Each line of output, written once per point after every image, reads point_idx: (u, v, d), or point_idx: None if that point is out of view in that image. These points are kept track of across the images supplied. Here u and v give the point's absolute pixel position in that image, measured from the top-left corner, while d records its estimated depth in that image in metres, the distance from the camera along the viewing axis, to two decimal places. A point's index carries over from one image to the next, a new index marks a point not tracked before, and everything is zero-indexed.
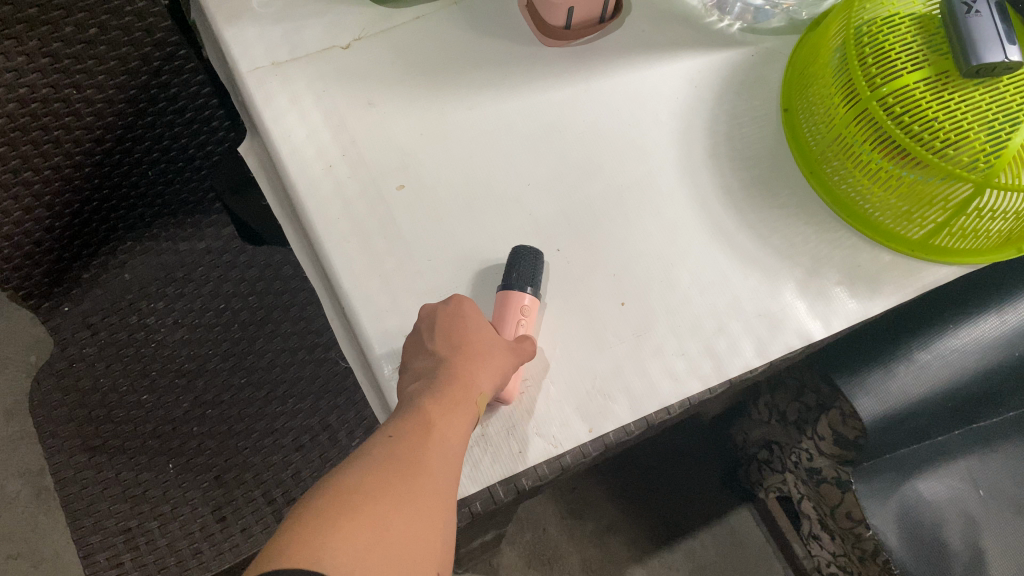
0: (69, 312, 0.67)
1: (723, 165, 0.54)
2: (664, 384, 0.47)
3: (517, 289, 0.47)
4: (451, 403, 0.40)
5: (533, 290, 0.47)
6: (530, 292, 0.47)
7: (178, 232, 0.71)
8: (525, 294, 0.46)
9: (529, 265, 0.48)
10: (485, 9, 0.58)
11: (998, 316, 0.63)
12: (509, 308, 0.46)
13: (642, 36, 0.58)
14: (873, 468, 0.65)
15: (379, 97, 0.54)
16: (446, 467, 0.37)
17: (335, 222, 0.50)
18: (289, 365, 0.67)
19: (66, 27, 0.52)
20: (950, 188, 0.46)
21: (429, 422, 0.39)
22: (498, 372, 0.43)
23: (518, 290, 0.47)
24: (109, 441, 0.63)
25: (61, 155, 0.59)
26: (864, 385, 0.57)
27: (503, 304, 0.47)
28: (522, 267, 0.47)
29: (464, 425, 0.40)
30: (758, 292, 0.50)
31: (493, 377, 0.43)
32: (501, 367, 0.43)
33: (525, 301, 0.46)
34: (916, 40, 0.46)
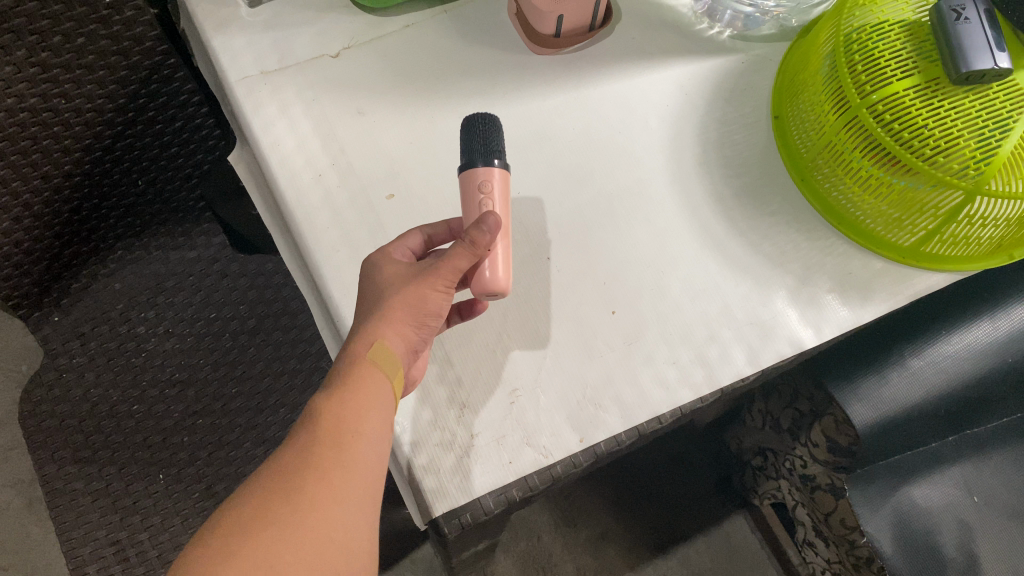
0: (58, 321, 0.66)
1: (714, 173, 0.54)
2: (655, 393, 0.47)
3: (481, 164, 0.42)
4: (345, 368, 0.38)
5: (501, 162, 0.43)
6: (493, 166, 0.42)
7: (168, 241, 0.70)
8: (492, 169, 0.42)
9: (492, 142, 0.44)
10: (475, 17, 0.58)
11: (990, 322, 0.62)
12: (467, 188, 0.42)
13: (632, 44, 0.58)
14: (869, 474, 0.64)
15: (369, 106, 0.54)
16: (350, 458, 0.35)
17: (324, 232, 0.50)
18: (281, 375, 0.66)
19: (54, 36, 0.52)
20: (941, 195, 0.46)
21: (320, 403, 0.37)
22: (407, 307, 0.41)
23: (483, 165, 0.42)
24: (99, 452, 0.62)
25: (50, 164, 0.59)
26: (856, 392, 0.57)
27: (463, 184, 0.43)
28: (483, 142, 0.44)
29: (370, 387, 0.38)
30: (750, 299, 0.50)
31: (398, 318, 0.40)
32: (410, 299, 0.41)
33: (483, 176, 0.42)
34: (905, 47, 0.46)
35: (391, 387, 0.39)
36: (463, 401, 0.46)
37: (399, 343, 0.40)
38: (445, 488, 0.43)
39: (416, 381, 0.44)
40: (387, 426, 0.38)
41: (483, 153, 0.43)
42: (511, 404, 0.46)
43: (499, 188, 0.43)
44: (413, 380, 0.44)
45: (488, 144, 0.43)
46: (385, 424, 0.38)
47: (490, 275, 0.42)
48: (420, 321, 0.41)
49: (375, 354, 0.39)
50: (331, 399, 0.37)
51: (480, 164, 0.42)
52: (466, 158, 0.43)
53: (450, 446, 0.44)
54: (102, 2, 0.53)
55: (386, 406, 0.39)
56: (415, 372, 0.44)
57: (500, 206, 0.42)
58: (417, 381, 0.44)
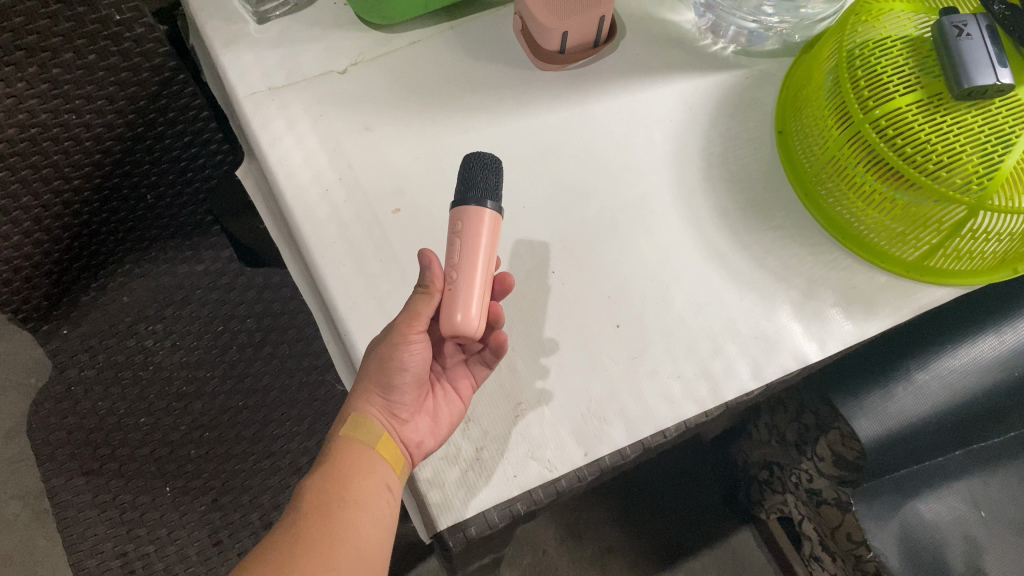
0: (68, 334, 0.67)
1: (718, 187, 0.54)
2: (659, 407, 0.47)
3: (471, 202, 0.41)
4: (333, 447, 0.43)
5: (494, 205, 0.41)
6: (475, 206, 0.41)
7: (177, 255, 0.71)
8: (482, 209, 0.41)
9: (479, 177, 0.42)
10: (480, 33, 0.59)
11: (996, 336, 0.63)
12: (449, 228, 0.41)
13: (636, 59, 0.58)
14: (875, 489, 0.64)
15: (375, 121, 0.55)
16: (337, 527, 0.39)
17: (331, 246, 0.50)
18: (287, 389, 0.67)
19: (65, 53, 0.53)
20: (944, 209, 0.46)
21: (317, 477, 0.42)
22: (374, 374, 0.44)
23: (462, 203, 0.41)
24: (106, 464, 0.62)
25: (60, 180, 0.59)
26: (862, 406, 0.57)
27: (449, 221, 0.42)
28: (483, 179, 0.42)
29: (349, 461, 0.42)
30: (754, 313, 0.50)
31: (367, 389, 0.44)
32: (371, 367, 0.44)
33: (462, 215, 0.41)
34: (908, 63, 0.47)
35: (373, 454, 0.42)
36: (468, 415, 0.46)
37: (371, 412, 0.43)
38: (449, 502, 0.43)
39: (424, 442, 0.43)
40: (373, 491, 0.41)
41: (477, 191, 0.42)
42: (516, 418, 0.46)
43: (485, 230, 0.41)
44: (421, 441, 0.43)
45: (486, 183, 0.42)
46: (371, 490, 0.41)
47: (460, 317, 0.40)
48: (390, 385, 0.44)
49: (349, 427, 0.43)
50: (318, 477, 0.41)
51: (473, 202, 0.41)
52: (460, 194, 0.42)
53: (455, 459, 0.45)
54: (113, 19, 0.54)
55: (371, 473, 0.42)
56: (420, 433, 0.44)
57: (473, 245, 0.41)
58: (429, 444, 0.43)
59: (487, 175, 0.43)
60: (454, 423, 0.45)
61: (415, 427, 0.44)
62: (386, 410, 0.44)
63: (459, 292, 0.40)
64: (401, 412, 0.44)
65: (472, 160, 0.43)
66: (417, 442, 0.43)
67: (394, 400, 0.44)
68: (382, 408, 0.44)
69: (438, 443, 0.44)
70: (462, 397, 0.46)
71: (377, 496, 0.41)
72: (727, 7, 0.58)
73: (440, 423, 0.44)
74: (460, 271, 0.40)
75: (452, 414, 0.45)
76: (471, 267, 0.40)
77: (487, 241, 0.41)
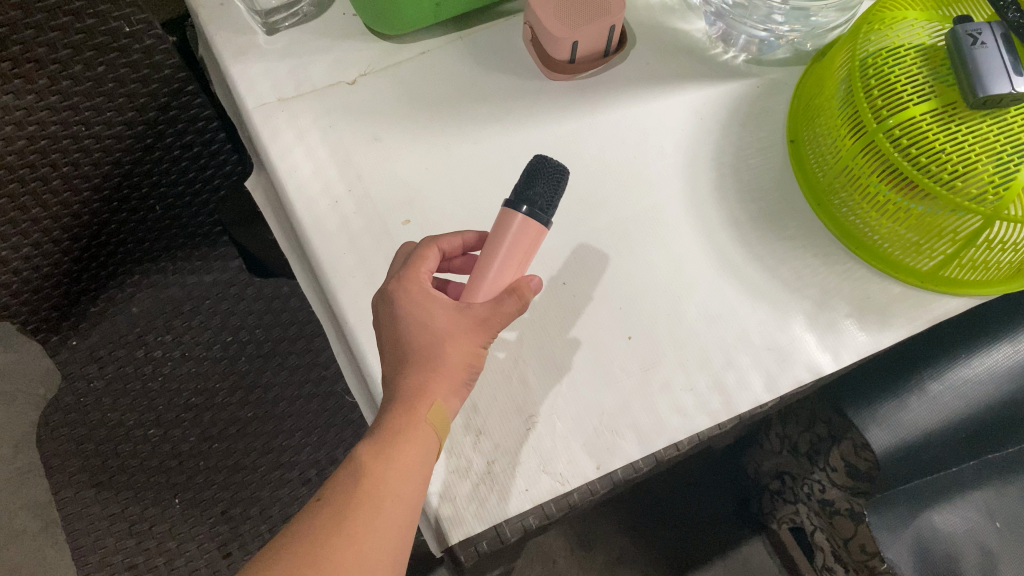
0: (77, 346, 0.66)
1: (730, 198, 0.54)
2: (672, 420, 0.46)
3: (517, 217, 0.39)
4: (401, 426, 0.39)
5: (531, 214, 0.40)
6: (520, 214, 0.39)
7: (185, 265, 0.71)
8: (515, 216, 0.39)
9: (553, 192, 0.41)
10: (490, 43, 0.59)
11: (1009, 345, 0.61)
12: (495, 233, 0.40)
13: (646, 69, 0.58)
14: (887, 499, 0.63)
15: (385, 132, 0.54)
16: (382, 524, 0.36)
17: (340, 259, 0.50)
18: (297, 400, 0.66)
19: (75, 65, 0.53)
20: (959, 219, 0.45)
21: (376, 458, 0.38)
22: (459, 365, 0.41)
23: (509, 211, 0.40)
24: (116, 476, 0.63)
25: (70, 191, 0.59)
26: (875, 416, 0.56)
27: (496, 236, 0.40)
28: (540, 191, 0.40)
29: (420, 451, 0.39)
30: (767, 324, 0.50)
31: (446, 380, 0.41)
32: (462, 356, 0.41)
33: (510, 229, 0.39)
34: (921, 72, 0.46)
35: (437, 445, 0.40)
36: (479, 426, 0.45)
37: (450, 403, 0.41)
38: (461, 515, 0.43)
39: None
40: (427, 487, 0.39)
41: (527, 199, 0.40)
42: (528, 431, 0.45)
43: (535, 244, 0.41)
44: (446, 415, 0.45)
45: (540, 197, 0.40)
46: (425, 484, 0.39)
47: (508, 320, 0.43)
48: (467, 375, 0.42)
49: (432, 415, 0.40)
50: (378, 459, 0.38)
51: (519, 212, 0.39)
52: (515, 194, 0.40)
53: (466, 472, 0.44)
54: (123, 31, 0.54)
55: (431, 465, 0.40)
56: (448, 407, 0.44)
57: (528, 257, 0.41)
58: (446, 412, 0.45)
59: (546, 190, 0.40)
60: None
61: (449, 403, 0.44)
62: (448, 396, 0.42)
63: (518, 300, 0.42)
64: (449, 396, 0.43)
65: (537, 164, 0.41)
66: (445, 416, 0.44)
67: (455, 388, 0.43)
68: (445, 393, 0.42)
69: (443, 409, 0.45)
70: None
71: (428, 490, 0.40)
72: (737, 16, 0.58)
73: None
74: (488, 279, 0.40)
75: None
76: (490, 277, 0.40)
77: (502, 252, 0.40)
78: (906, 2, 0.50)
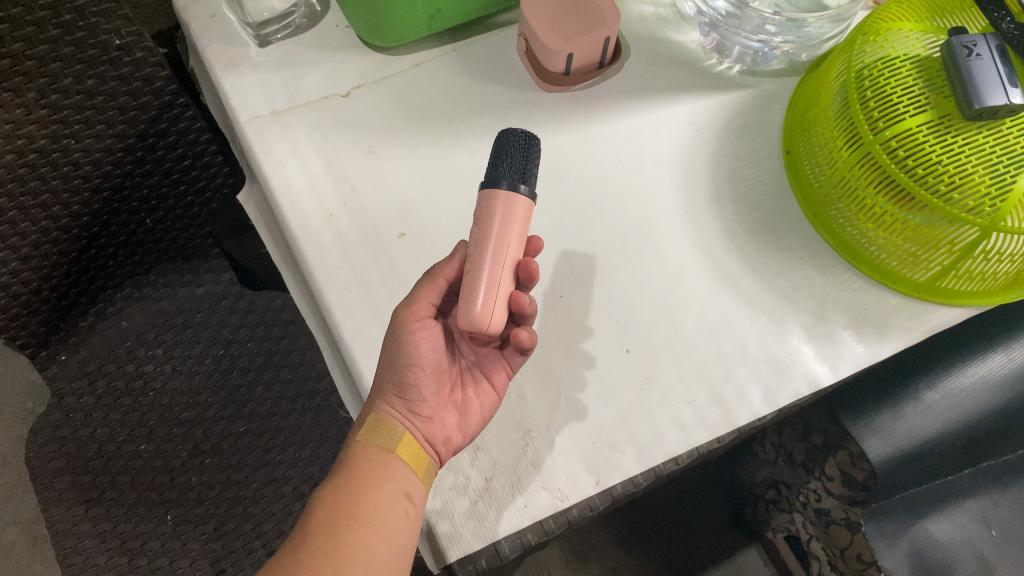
0: (66, 360, 0.66)
1: (726, 209, 0.54)
2: (671, 433, 0.46)
3: (503, 186, 0.39)
4: (346, 454, 0.43)
5: (526, 189, 0.39)
6: (500, 187, 0.39)
7: (176, 278, 0.70)
8: (515, 194, 0.39)
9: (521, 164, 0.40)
10: (484, 54, 0.59)
11: (1004, 353, 0.62)
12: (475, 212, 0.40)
13: (640, 80, 0.58)
14: (885, 507, 0.62)
15: (379, 144, 0.54)
16: (344, 544, 0.38)
17: (335, 273, 0.50)
18: (290, 413, 0.65)
19: (64, 78, 0.52)
20: (956, 231, 0.45)
21: (331, 490, 0.41)
22: (392, 369, 0.44)
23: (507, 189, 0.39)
24: (107, 493, 0.61)
25: (60, 206, 0.59)
26: (872, 425, 0.56)
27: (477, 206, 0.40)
28: (513, 161, 0.40)
29: (366, 470, 0.41)
30: (765, 336, 0.49)
31: (383, 390, 0.44)
32: (383, 365, 0.44)
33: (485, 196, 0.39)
34: (916, 83, 0.46)
35: (391, 458, 0.42)
36: (476, 443, 0.45)
37: (389, 412, 0.43)
38: (459, 533, 0.42)
39: (450, 439, 0.44)
40: (392, 499, 0.40)
41: (505, 172, 0.40)
42: (526, 446, 0.45)
43: (515, 222, 0.39)
44: (448, 439, 0.44)
45: (512, 162, 0.40)
46: (389, 498, 0.40)
47: (480, 308, 0.38)
48: (400, 381, 0.44)
49: (366, 432, 0.43)
50: (329, 491, 0.41)
51: (500, 185, 0.39)
52: (489, 175, 0.40)
53: (464, 490, 0.44)
54: (113, 44, 0.53)
55: (391, 480, 0.41)
56: (448, 430, 0.44)
57: (509, 237, 0.39)
58: (456, 440, 0.44)
59: (525, 159, 0.40)
60: (483, 419, 0.45)
61: (440, 425, 0.44)
62: (403, 408, 0.44)
63: (483, 283, 0.39)
64: (423, 409, 0.44)
65: (500, 141, 0.41)
66: (444, 440, 0.44)
67: (412, 398, 0.44)
68: (402, 409, 0.44)
69: (466, 438, 0.44)
70: (497, 389, 0.46)
71: (396, 504, 0.40)
72: (731, 26, 0.58)
73: (469, 419, 0.45)
74: (486, 260, 0.39)
75: (483, 409, 0.45)
76: (497, 259, 0.39)
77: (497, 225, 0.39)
78: (901, 13, 0.50)
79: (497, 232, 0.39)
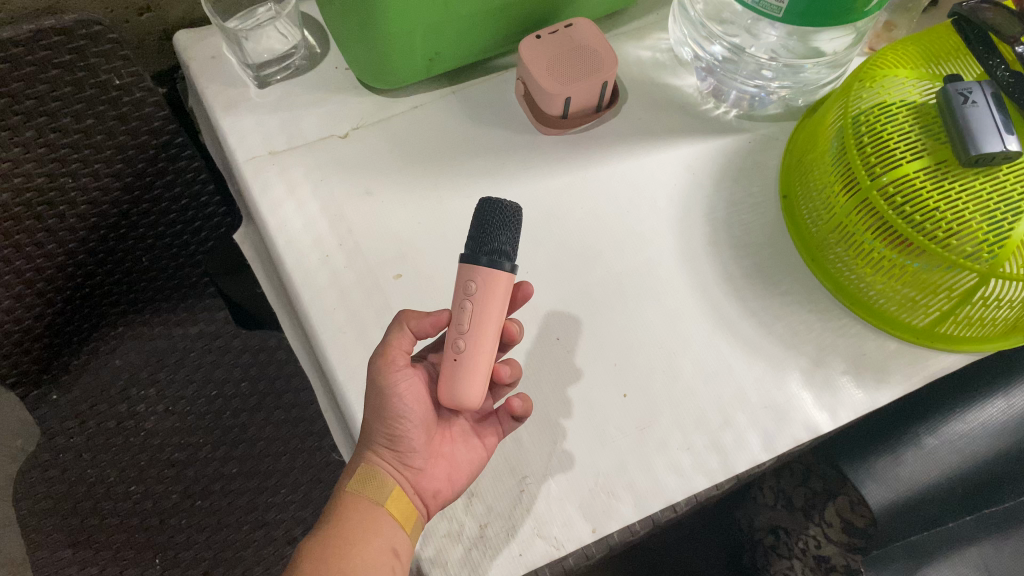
0: (57, 400, 0.65)
1: (724, 253, 0.54)
2: (669, 480, 0.45)
3: (483, 265, 0.39)
4: (337, 502, 0.42)
5: (507, 267, 0.39)
6: (481, 264, 0.39)
7: (171, 317, 0.69)
8: (488, 274, 0.39)
9: (501, 236, 0.39)
10: (482, 97, 0.59)
11: (1004, 400, 0.60)
12: (458, 286, 0.39)
13: (638, 123, 0.58)
14: (885, 555, 0.56)
15: (377, 186, 0.54)
16: None
17: (331, 313, 0.49)
18: (283, 455, 0.64)
19: (63, 118, 0.53)
20: (955, 277, 0.45)
21: (317, 541, 0.40)
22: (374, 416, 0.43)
23: (485, 269, 0.39)
24: (94, 535, 0.60)
25: (55, 243, 0.59)
26: (871, 471, 0.55)
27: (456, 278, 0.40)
28: (497, 234, 0.39)
29: (355, 521, 0.40)
30: (763, 381, 0.49)
31: (372, 440, 0.43)
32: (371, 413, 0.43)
33: (476, 276, 0.39)
34: (913, 130, 0.46)
35: (381, 510, 0.41)
36: (471, 489, 0.45)
37: (380, 463, 0.42)
38: None
39: (440, 491, 0.43)
40: (381, 558, 0.39)
41: (484, 250, 0.39)
42: (522, 492, 0.45)
43: (497, 295, 0.39)
44: (438, 491, 0.43)
45: (495, 242, 0.39)
46: (378, 556, 0.39)
47: (461, 389, 0.40)
48: (387, 434, 0.42)
49: (356, 482, 0.42)
50: (315, 542, 0.40)
51: (481, 262, 0.39)
52: (472, 242, 0.40)
53: (458, 537, 0.43)
54: (113, 84, 0.54)
55: (379, 535, 0.40)
56: (438, 482, 0.43)
57: (490, 310, 0.39)
58: (446, 492, 0.43)
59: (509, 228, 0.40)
60: (473, 473, 0.44)
61: (432, 477, 0.43)
62: (393, 458, 0.43)
63: (467, 368, 0.40)
64: (413, 461, 0.43)
65: (484, 206, 0.40)
66: (433, 492, 0.43)
67: (403, 450, 0.43)
68: (393, 460, 0.43)
69: (457, 490, 0.43)
70: (487, 447, 0.45)
71: (385, 563, 0.39)
72: (728, 71, 0.60)
73: (460, 473, 0.44)
74: (470, 341, 0.39)
75: (474, 465, 0.44)
76: (482, 339, 0.39)
77: (496, 307, 0.39)
78: (896, 59, 0.50)
79: (468, 305, 0.39)
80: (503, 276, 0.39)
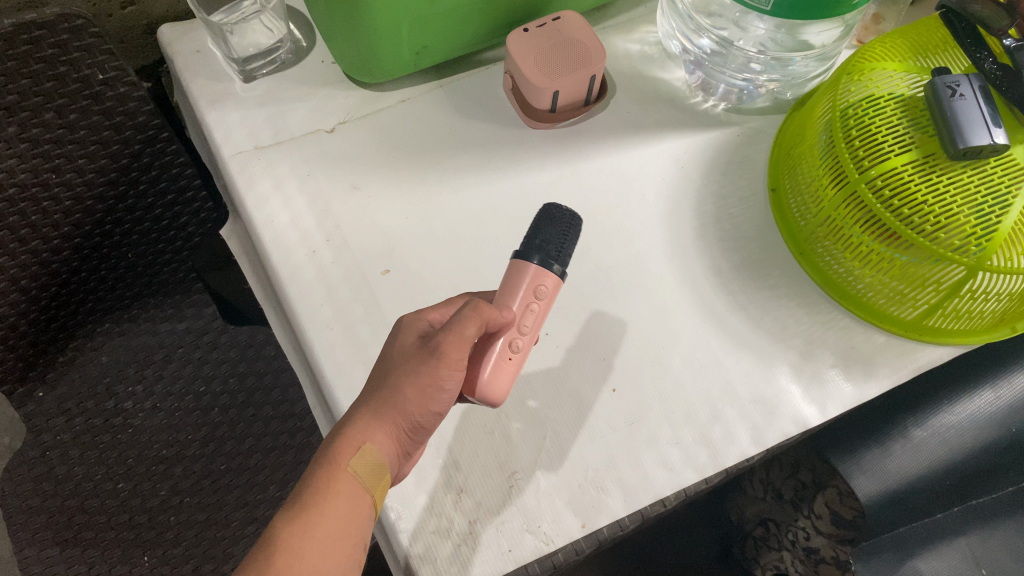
0: (43, 397, 0.64)
1: (713, 247, 0.54)
2: (659, 475, 0.45)
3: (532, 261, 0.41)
4: (324, 477, 0.37)
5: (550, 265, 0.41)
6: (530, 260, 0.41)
7: (158, 312, 0.69)
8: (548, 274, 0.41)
9: (562, 241, 0.42)
10: (470, 91, 0.59)
11: (992, 391, 0.60)
12: (523, 292, 0.41)
13: (627, 117, 0.58)
14: (873, 546, 0.57)
15: (364, 181, 0.54)
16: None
17: (319, 309, 0.49)
18: (271, 450, 0.64)
19: (46, 113, 0.53)
20: (942, 270, 0.45)
21: (301, 523, 0.35)
22: (404, 400, 0.39)
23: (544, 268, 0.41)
24: (82, 533, 0.59)
25: (39, 240, 0.59)
26: (860, 464, 0.54)
27: (516, 278, 0.41)
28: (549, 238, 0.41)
29: (350, 504, 0.36)
30: (752, 375, 0.49)
31: (390, 421, 0.39)
32: (408, 395, 0.39)
33: (545, 282, 0.41)
34: (900, 122, 0.46)
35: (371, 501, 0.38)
36: (460, 485, 0.44)
37: (385, 449, 0.39)
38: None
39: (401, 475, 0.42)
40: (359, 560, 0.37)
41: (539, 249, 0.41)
42: (511, 487, 0.44)
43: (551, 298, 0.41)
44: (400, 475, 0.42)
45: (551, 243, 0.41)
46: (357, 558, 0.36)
47: (490, 386, 0.40)
48: (413, 424, 0.39)
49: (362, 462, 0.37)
50: (300, 526, 0.35)
51: (533, 259, 0.41)
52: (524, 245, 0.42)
53: (447, 533, 0.43)
54: (96, 78, 0.54)
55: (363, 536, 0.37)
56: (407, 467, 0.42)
57: (538, 315, 0.41)
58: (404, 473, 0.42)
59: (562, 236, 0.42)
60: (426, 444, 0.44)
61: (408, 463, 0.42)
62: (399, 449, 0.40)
63: (506, 364, 0.41)
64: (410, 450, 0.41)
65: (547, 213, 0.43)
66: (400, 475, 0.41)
67: (412, 444, 0.40)
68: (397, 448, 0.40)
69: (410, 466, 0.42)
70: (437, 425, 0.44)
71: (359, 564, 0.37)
72: (716, 65, 0.60)
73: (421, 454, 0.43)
74: (525, 338, 0.41)
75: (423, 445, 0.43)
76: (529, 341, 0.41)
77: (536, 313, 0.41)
78: (884, 53, 0.50)
79: (535, 307, 0.41)
80: (546, 278, 0.41)
